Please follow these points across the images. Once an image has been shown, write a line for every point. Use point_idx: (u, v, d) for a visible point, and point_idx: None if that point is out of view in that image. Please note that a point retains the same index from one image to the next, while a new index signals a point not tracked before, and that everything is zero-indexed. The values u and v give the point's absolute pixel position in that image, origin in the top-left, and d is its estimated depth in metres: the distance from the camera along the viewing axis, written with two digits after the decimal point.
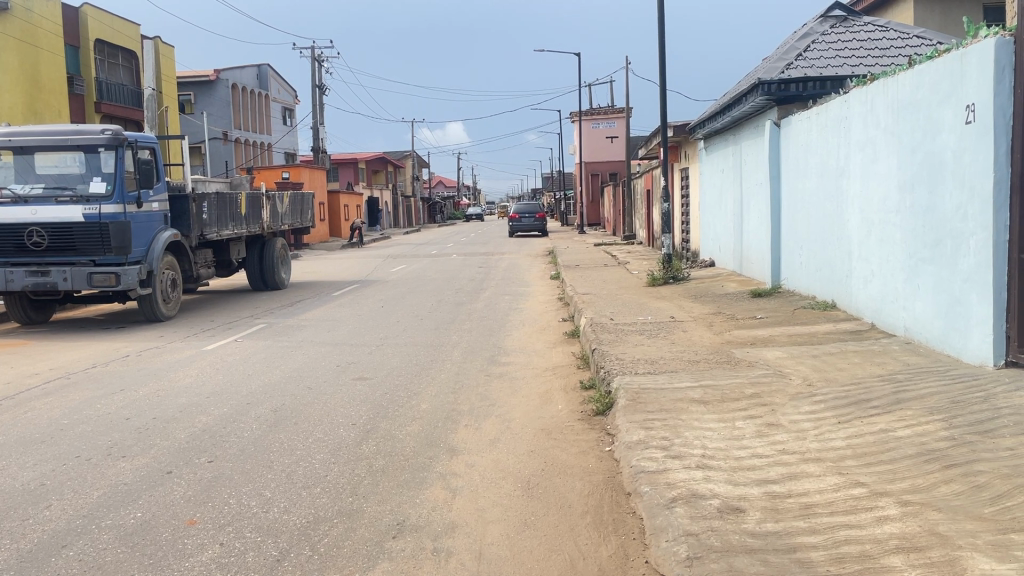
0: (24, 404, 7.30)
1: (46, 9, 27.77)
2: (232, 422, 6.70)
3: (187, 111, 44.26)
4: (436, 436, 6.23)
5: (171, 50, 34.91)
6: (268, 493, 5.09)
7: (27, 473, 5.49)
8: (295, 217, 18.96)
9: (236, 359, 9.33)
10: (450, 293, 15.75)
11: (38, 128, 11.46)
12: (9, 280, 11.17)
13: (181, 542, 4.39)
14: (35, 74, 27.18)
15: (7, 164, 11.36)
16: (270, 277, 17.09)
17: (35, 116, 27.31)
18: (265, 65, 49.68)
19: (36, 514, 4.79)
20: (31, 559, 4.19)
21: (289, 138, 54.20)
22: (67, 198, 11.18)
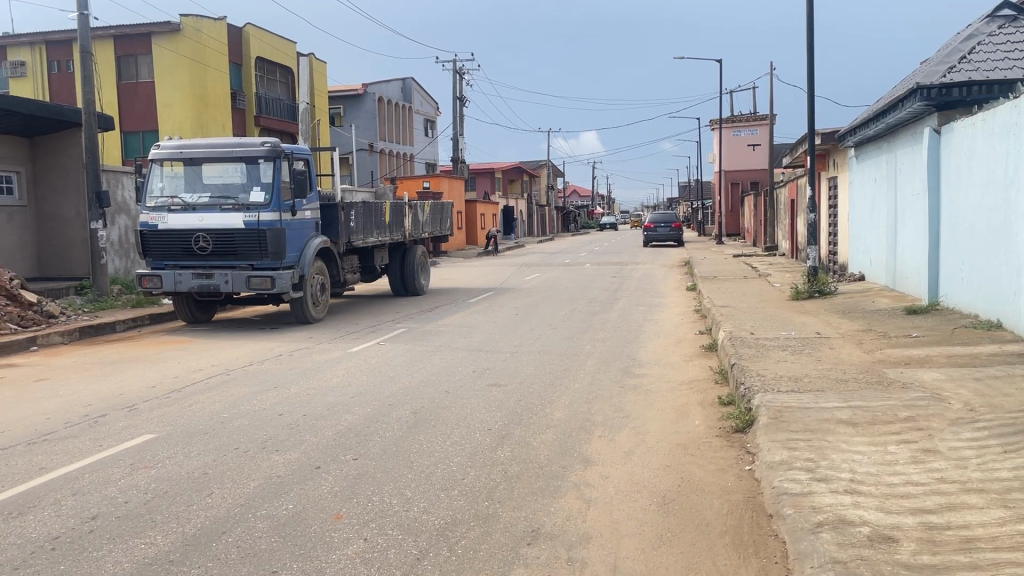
0: (190, 397, 7.91)
1: (215, 29, 29.95)
2: (375, 422, 6.98)
3: (337, 123, 46.56)
4: (571, 446, 6.25)
5: (324, 66, 36.84)
6: (408, 493, 5.25)
7: (192, 461, 5.94)
8: (434, 225, 19.53)
9: (379, 361, 9.71)
10: (584, 302, 15.74)
11: (205, 141, 12.35)
12: (178, 281, 12.12)
13: (329, 534, 4.62)
14: (203, 89, 29.50)
15: (177, 174, 12.31)
16: (410, 283, 17.68)
17: (202, 128, 29.67)
18: (409, 78, 51.56)
19: (199, 501, 5.18)
20: (195, 543, 4.52)
21: (431, 149, 55.97)
22: (230, 206, 12.00)
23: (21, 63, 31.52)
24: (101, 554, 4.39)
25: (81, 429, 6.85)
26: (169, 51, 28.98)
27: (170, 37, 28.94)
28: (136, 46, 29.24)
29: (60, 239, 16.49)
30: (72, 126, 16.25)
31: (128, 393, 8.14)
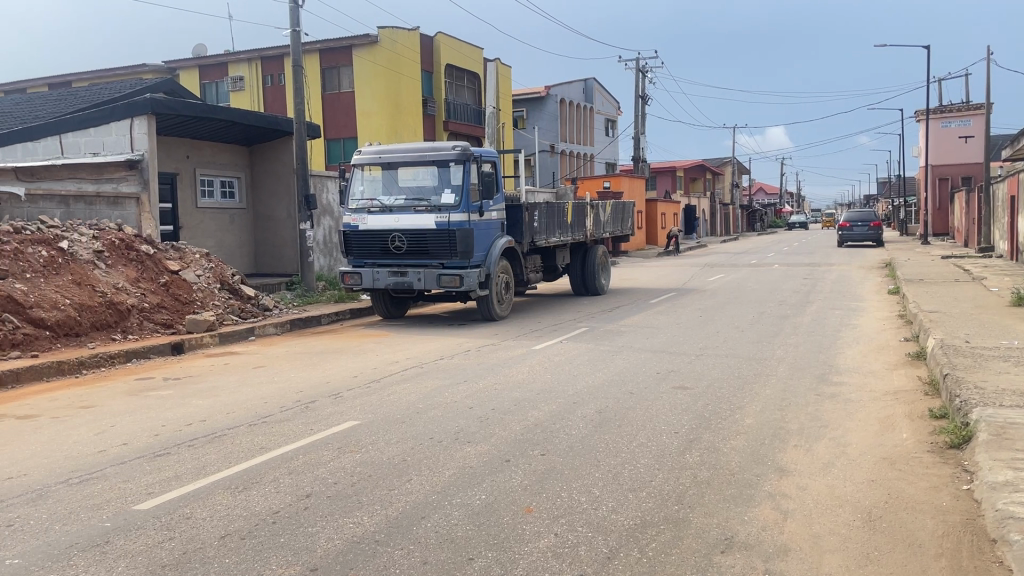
0: (388, 387, 8.39)
1: (409, 39, 31.51)
2: (562, 419, 7.08)
3: (520, 126, 47.60)
4: (764, 454, 6.03)
5: (508, 70, 37.77)
6: (597, 491, 5.29)
7: (392, 448, 6.30)
8: (616, 224, 19.51)
9: (563, 359, 9.83)
10: (773, 305, 15.12)
11: (401, 147, 13.05)
12: (376, 279, 12.89)
13: (521, 527, 4.74)
14: (397, 97, 31.16)
15: (376, 178, 13.08)
16: (591, 283, 17.76)
17: (396, 134, 31.54)
18: (591, 78, 51.78)
19: (400, 485, 5.48)
20: (397, 526, 4.79)
21: (611, 149, 55.90)
22: (423, 208, 12.59)
23: (240, 78, 34.67)
24: (314, 530, 4.75)
25: (294, 413, 7.45)
26: (368, 61, 30.77)
27: (369, 49, 30.74)
28: (339, 57, 31.31)
29: (273, 238, 18.02)
30: (284, 134, 17.68)
31: (333, 381, 8.75)
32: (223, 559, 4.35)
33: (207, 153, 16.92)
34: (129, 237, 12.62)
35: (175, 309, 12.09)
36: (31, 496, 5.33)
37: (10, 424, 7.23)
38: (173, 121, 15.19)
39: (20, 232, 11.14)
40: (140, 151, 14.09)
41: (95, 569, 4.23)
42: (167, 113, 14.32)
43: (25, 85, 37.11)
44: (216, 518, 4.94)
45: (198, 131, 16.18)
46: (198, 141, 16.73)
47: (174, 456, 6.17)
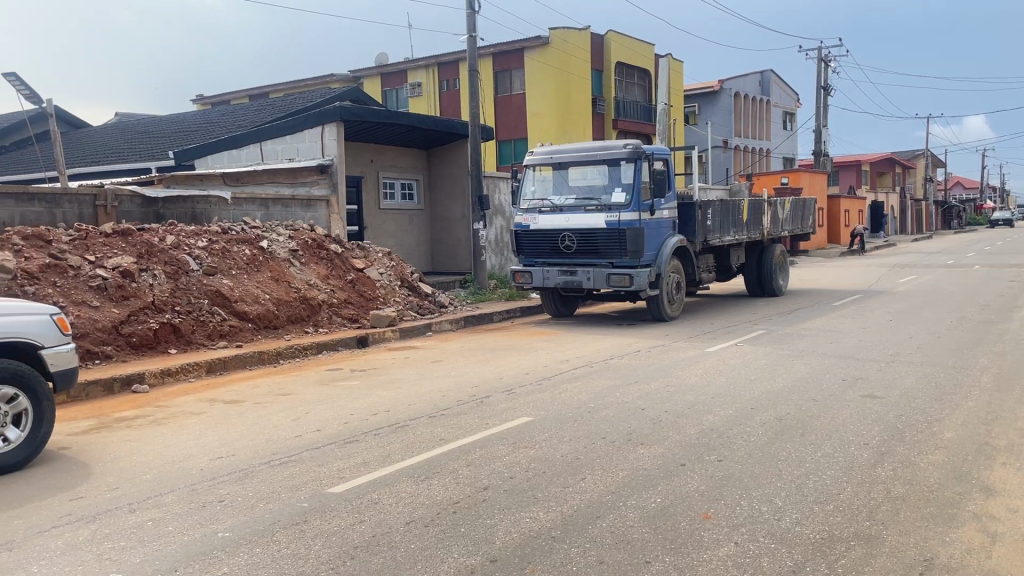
0: (559, 385, 8.46)
1: (580, 39, 31.67)
2: (738, 425, 6.86)
3: (691, 122, 46.57)
4: (967, 471, 5.55)
5: (680, 65, 37.05)
6: (778, 502, 5.08)
7: (565, 446, 6.35)
8: (795, 222, 18.66)
9: (738, 363, 9.51)
10: (974, 309, 13.86)
11: (572, 147, 13.12)
12: (546, 278, 13.06)
13: (699, 533, 4.63)
14: (567, 97, 31.42)
15: (547, 179, 13.23)
16: (767, 284, 17.08)
17: (565, 134, 31.81)
18: (768, 70, 49.82)
19: (575, 483, 5.52)
20: (573, 524, 4.82)
21: (789, 143, 53.48)
22: (594, 207, 12.59)
23: (419, 84, 36.23)
24: (493, 522, 4.87)
25: (470, 407, 7.68)
26: (539, 63, 31.23)
27: (540, 50, 31.19)
28: (512, 61, 31.98)
29: (449, 237, 18.69)
30: (459, 137, 18.26)
31: (507, 378, 8.94)
32: (409, 545, 4.56)
33: (389, 157, 17.78)
34: (320, 237, 13.57)
35: (360, 304, 12.80)
36: (239, 475, 5.83)
37: (220, 408, 7.93)
38: (358, 127, 16.10)
39: (227, 232, 12.25)
40: (330, 156, 15.08)
41: (295, 546, 4.56)
42: (354, 120, 15.20)
43: (232, 97, 40.72)
44: (401, 504, 5.18)
45: (381, 136, 17.05)
46: (381, 145, 17.63)
47: (361, 444, 6.53)
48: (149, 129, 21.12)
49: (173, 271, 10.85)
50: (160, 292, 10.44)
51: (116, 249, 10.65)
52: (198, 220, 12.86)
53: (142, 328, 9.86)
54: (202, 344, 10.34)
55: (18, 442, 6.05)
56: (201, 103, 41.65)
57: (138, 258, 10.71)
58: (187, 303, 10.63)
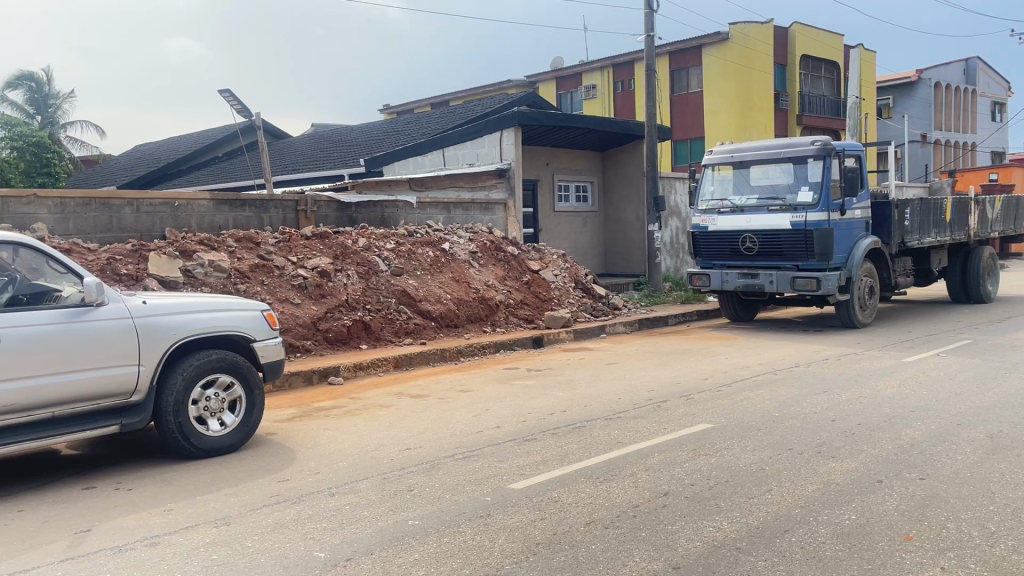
0: (741, 392, 8.20)
1: (761, 33, 30.57)
2: (943, 441, 6.35)
3: (884, 116, 43.63)
4: None
5: (872, 55, 34.83)
6: (992, 527, 4.65)
7: (749, 455, 6.14)
8: (1007, 222, 17.02)
9: (940, 374, 8.80)
10: None
11: (755, 144, 12.67)
12: (725, 280, 12.70)
13: (899, 555, 4.34)
14: (748, 94, 30.40)
15: (727, 178, 12.86)
16: (973, 290, 15.68)
17: (746, 132, 30.79)
18: (974, 57, 45.76)
19: (760, 494, 5.32)
20: (759, 536, 4.65)
21: (998, 136, 48.82)
22: (777, 207, 12.08)
23: (594, 86, 36.33)
24: (675, 528, 4.80)
25: (647, 411, 7.61)
26: (718, 59, 30.43)
27: (719, 46, 30.42)
28: (689, 58, 31.39)
29: (623, 239, 18.61)
30: (635, 138, 18.14)
31: (686, 382, 8.78)
32: (591, 545, 4.58)
33: (565, 159, 17.97)
34: (498, 239, 13.96)
35: (536, 305, 13.02)
36: (426, 466, 6.10)
37: (407, 401, 8.33)
38: (535, 131, 16.39)
39: (412, 235, 12.89)
40: (508, 160, 15.51)
41: (479, 538, 4.71)
42: (532, 124, 15.49)
43: (416, 105, 42.72)
44: (582, 504, 5.21)
45: (557, 139, 17.25)
46: (557, 149, 17.85)
47: (540, 443, 6.64)
48: (343, 138, 22.55)
49: (364, 271, 11.53)
50: (353, 291, 11.13)
51: (315, 250, 11.48)
52: (386, 223, 13.58)
53: (338, 324, 10.53)
54: (390, 340, 10.90)
55: (234, 426, 6.69)
56: (388, 112, 43.99)
57: (334, 259, 11.48)
58: (377, 301, 11.26)
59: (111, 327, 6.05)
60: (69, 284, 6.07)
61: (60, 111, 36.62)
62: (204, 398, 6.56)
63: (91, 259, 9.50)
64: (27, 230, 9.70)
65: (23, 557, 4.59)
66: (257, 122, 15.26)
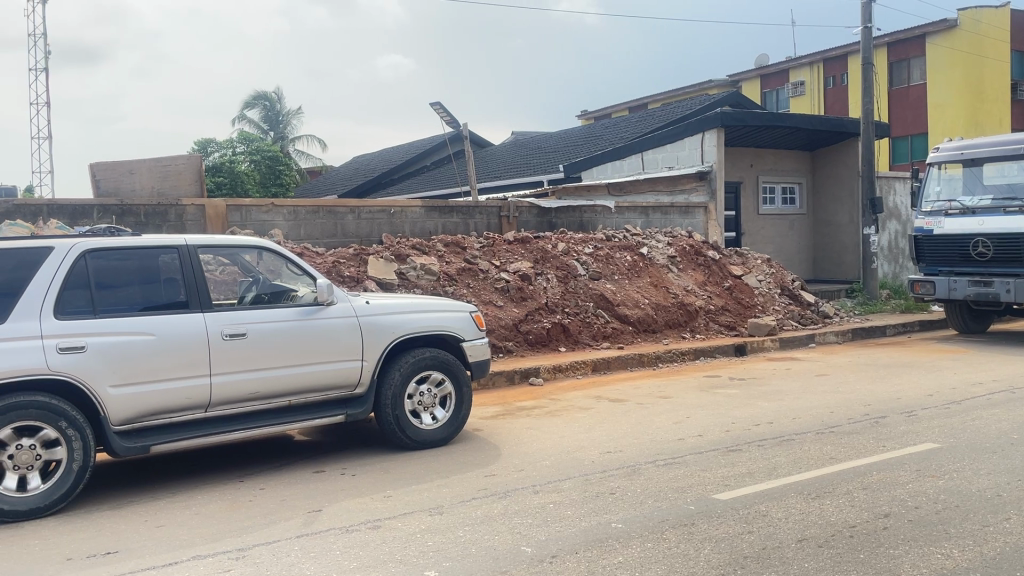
0: (972, 411, 7.50)
1: (996, 19, 28.01)
2: None
3: None
4: None
5: None
6: None
7: (983, 480, 5.61)
8: None
9: None
10: None
11: (991, 140, 11.60)
12: (952, 288, 11.65)
13: None
14: (979, 86, 28.01)
15: (956, 177, 11.86)
16: None
17: (976, 127, 28.25)
18: None
19: (996, 523, 4.85)
20: (996, 568, 4.25)
21: None
22: (1016, 208, 10.91)
23: (802, 83, 34.68)
24: (897, 553, 4.50)
25: (864, 426, 7.15)
26: (943, 48, 28.13)
27: (945, 35, 28.12)
28: (910, 49, 29.18)
29: (833, 243, 17.61)
30: (849, 136, 17.12)
31: (907, 398, 8.16)
32: (803, 563, 4.40)
33: (771, 160, 17.29)
34: (698, 243, 13.73)
35: (738, 312, 12.63)
36: (627, 470, 6.12)
37: (607, 405, 8.39)
38: (738, 132, 15.93)
39: (610, 240, 12.98)
40: (709, 163, 15.14)
41: (684, 546, 4.66)
42: (735, 125, 15.06)
43: (615, 109, 42.82)
44: (792, 520, 5.01)
45: (762, 139, 16.65)
46: (763, 150, 17.21)
47: (744, 454, 6.45)
48: (543, 145, 23.05)
49: (563, 275, 11.74)
50: (552, 294, 11.36)
51: (517, 255, 11.86)
52: (585, 227, 13.74)
53: (538, 326, 10.79)
54: (588, 343, 11.01)
55: (444, 421, 7.05)
56: (587, 117, 44.46)
57: (535, 262, 11.79)
58: (575, 305, 11.42)
59: (339, 324, 6.59)
60: (304, 285, 6.70)
61: (290, 126, 40.21)
62: (418, 393, 6.97)
63: (318, 262, 10.38)
64: (265, 235, 10.77)
65: (265, 530, 5.11)
66: (464, 131, 15.95)
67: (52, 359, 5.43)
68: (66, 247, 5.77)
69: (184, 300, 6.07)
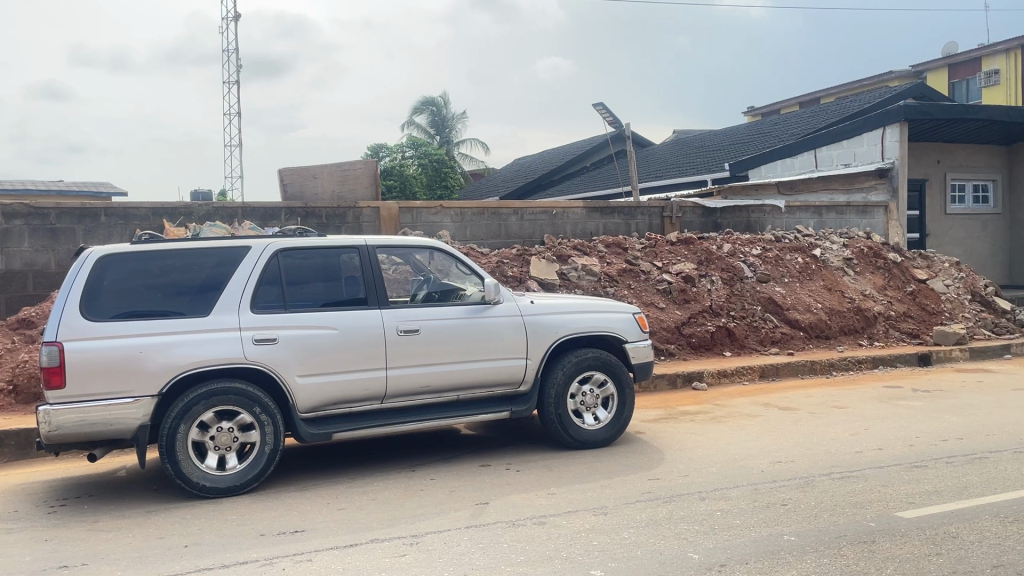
0: None
1: None
2: None
3: None
4: None
5: None
6: None
7: None
8: None
9: None
10: None
11: None
12: None
13: None
14: None
15: None
16: None
17: None
18: None
19: None
20: None
21: None
22: None
23: (996, 71, 31.91)
24: None
25: None
26: None
27: None
28: None
29: None
30: None
31: None
32: None
33: (959, 156, 16.03)
34: (877, 245, 12.98)
35: (921, 319, 11.80)
36: (799, 482, 5.87)
37: (776, 413, 8.08)
38: (924, 127, 14.88)
39: (779, 241, 12.51)
40: (891, 159, 14.38)
41: (865, 564, 4.41)
42: (921, 119, 14.09)
43: (784, 105, 41.18)
44: (986, 545, 4.62)
45: (951, 134, 15.46)
46: (951, 144, 15.98)
47: (931, 471, 6.02)
48: (707, 143, 22.53)
49: (729, 277, 11.42)
50: (717, 297, 11.08)
51: (680, 256, 11.67)
52: (753, 228, 13.30)
53: (702, 329, 10.55)
54: (755, 348, 10.63)
55: (606, 422, 7.06)
56: (753, 114, 43.05)
57: (699, 264, 11.54)
58: (742, 308, 11.07)
59: (505, 323, 6.74)
60: (472, 285, 6.91)
61: (455, 130, 41.48)
62: (580, 393, 7.01)
63: (483, 262, 10.65)
64: (434, 236, 11.19)
65: (437, 519, 5.31)
66: (626, 131, 15.86)
67: (248, 349, 5.90)
68: (261, 246, 6.26)
69: (363, 296, 6.42)
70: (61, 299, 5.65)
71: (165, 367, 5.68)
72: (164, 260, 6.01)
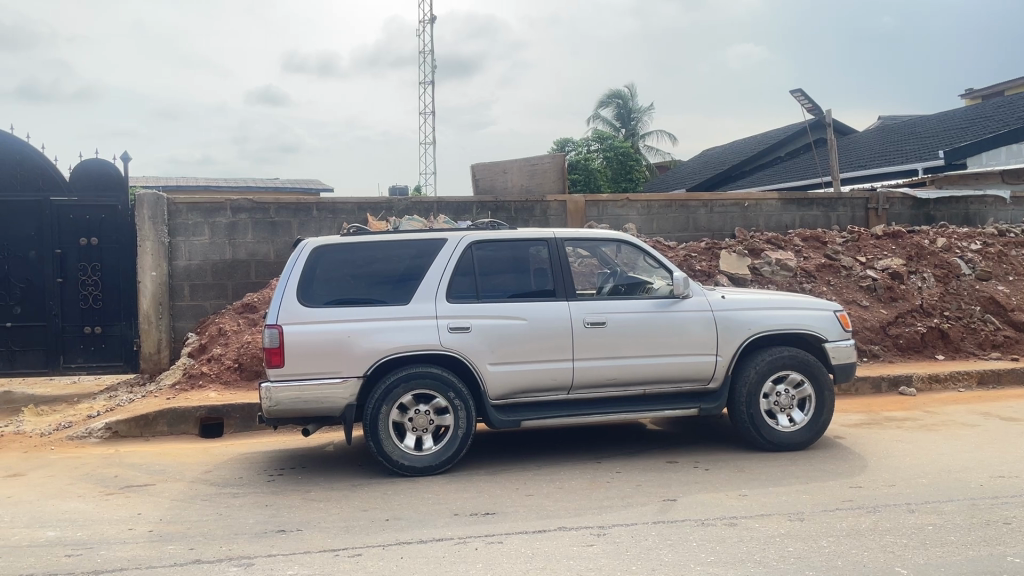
0: None
1: None
2: None
3: None
4: None
5: None
6: None
7: None
8: None
9: None
10: None
11: None
12: None
13: None
14: None
15: None
16: None
17: None
18: None
19: None
20: None
21: None
22: None
23: None
24: None
25: None
26: None
27: None
28: None
29: None
30: None
31: None
32: None
33: None
34: None
35: None
36: None
37: (998, 423, 7.35)
38: None
39: (1003, 235, 11.38)
40: None
41: None
42: None
43: (1009, 85, 37.37)
44: None
45: None
46: None
47: None
48: (917, 129, 20.92)
49: (943, 274, 10.52)
50: (929, 296, 10.24)
51: (887, 250, 10.91)
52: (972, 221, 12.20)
53: (910, 330, 9.79)
54: (973, 352, 9.72)
55: (803, 424, 6.72)
56: (972, 97, 39.44)
57: (908, 260, 10.74)
58: (957, 308, 10.17)
59: (695, 318, 6.59)
60: (660, 278, 6.81)
61: (641, 122, 41.08)
62: (774, 392, 6.73)
63: (671, 256, 10.48)
64: (621, 229, 11.14)
65: (625, 512, 5.31)
66: (825, 119, 15.03)
67: (444, 337, 6.17)
68: (456, 239, 6.52)
69: (551, 289, 6.51)
70: (281, 286, 6.17)
71: (369, 351, 6.06)
72: (368, 251, 6.41)
